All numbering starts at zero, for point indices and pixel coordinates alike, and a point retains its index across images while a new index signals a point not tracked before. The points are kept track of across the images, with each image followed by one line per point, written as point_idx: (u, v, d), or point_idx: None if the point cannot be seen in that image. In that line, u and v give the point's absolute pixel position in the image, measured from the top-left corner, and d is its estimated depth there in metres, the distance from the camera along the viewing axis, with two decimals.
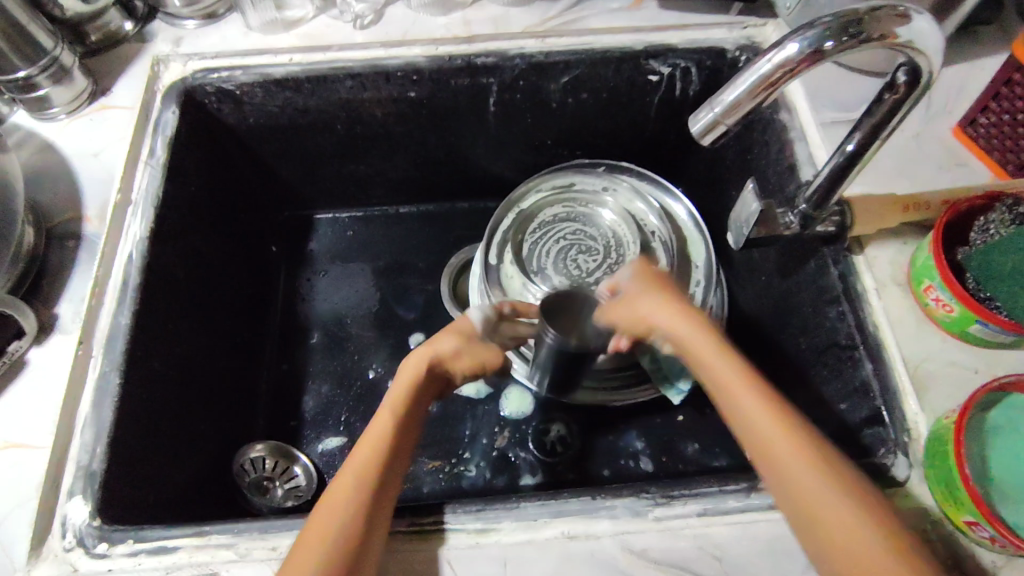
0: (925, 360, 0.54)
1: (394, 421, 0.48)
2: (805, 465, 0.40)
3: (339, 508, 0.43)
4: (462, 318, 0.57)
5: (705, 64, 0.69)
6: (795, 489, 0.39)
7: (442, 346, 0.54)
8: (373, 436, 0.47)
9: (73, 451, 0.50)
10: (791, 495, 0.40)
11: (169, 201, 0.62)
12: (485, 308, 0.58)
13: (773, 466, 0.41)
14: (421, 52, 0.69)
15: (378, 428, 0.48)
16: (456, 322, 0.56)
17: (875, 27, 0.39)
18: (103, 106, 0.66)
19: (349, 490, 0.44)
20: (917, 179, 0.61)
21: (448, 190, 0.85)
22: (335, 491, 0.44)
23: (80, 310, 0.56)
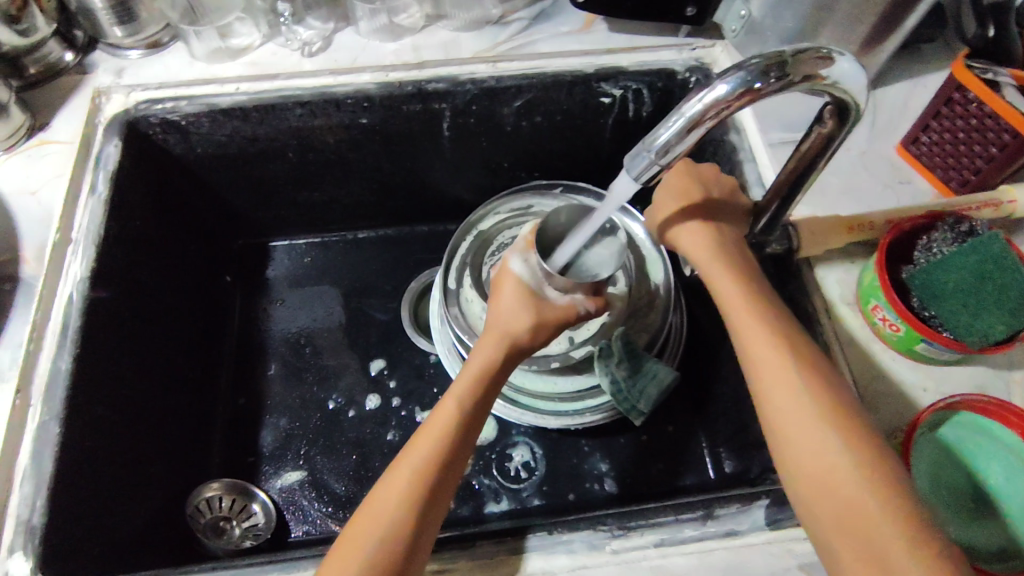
0: (875, 379, 0.54)
1: (466, 398, 0.51)
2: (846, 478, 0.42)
3: (393, 511, 0.45)
4: (511, 280, 0.55)
5: (656, 86, 0.69)
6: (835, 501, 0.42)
7: (507, 317, 0.55)
8: (442, 411, 0.50)
9: (11, 506, 0.48)
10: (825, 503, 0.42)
11: (113, 237, 0.61)
12: (529, 268, 0.56)
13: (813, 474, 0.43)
14: (371, 79, 0.68)
15: (452, 401, 0.50)
16: (505, 289, 0.56)
17: (800, 70, 0.40)
18: (42, 141, 0.64)
19: (415, 464, 0.47)
20: (863, 198, 0.62)
21: (407, 214, 0.84)
22: (406, 462, 0.47)
23: (17, 357, 0.54)
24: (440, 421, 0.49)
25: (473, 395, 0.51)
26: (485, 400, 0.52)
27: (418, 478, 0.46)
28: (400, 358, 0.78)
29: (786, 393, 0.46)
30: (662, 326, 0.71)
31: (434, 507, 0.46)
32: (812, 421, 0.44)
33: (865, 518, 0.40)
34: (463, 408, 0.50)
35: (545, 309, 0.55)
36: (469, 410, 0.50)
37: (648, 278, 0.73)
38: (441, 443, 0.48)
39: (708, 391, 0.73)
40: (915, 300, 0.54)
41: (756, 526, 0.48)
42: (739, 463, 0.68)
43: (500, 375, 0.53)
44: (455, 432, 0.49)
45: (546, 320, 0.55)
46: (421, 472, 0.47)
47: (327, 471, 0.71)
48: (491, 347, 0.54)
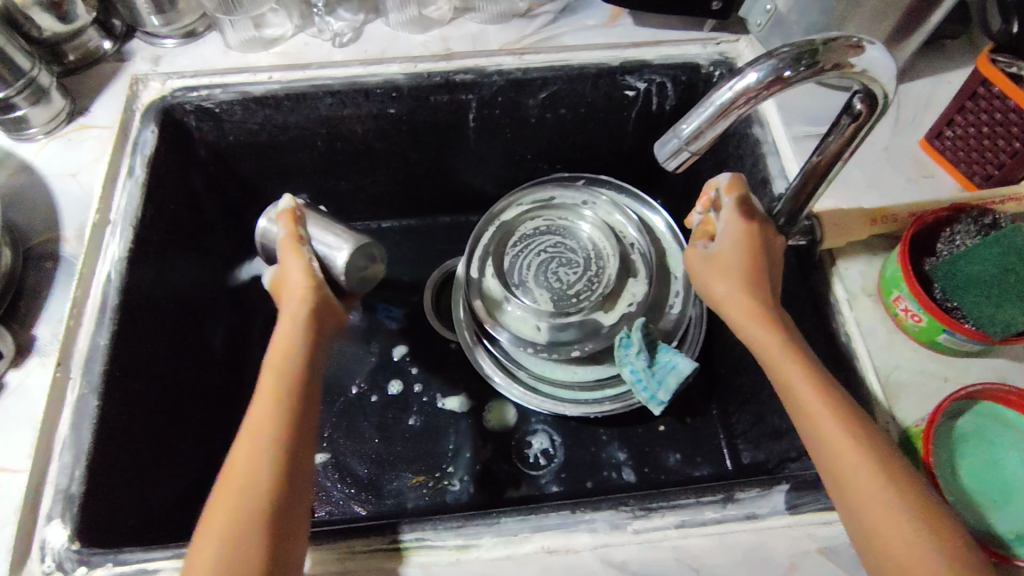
0: (896, 369, 0.55)
1: (284, 389, 0.49)
2: (880, 491, 0.42)
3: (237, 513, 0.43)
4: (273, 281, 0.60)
5: (680, 80, 0.70)
6: (867, 513, 0.42)
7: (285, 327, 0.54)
8: (258, 412, 0.48)
9: (51, 474, 0.50)
10: (858, 516, 0.43)
11: (148, 219, 0.62)
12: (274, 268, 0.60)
13: (847, 486, 0.43)
14: (400, 70, 0.69)
15: (265, 393, 0.49)
16: (279, 292, 0.59)
17: (830, 58, 0.41)
18: (82, 126, 0.66)
19: (248, 465, 0.45)
20: (886, 191, 0.62)
21: (430, 205, 0.86)
22: (238, 457, 0.46)
23: (58, 332, 0.56)
24: (265, 415, 0.48)
25: (280, 388, 0.49)
26: (302, 390, 0.50)
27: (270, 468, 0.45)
28: (421, 345, 0.80)
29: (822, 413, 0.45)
30: (679, 318, 0.72)
31: (289, 491, 0.45)
32: (836, 431, 0.44)
33: (906, 539, 0.40)
34: (279, 396, 0.49)
35: (287, 295, 0.57)
36: (274, 403, 0.48)
37: (668, 269, 0.75)
38: (266, 433, 0.47)
39: (726, 383, 0.73)
40: (938, 291, 0.55)
41: (777, 509, 0.49)
42: (757, 454, 0.68)
43: (293, 345, 0.52)
44: (271, 425, 0.47)
45: (300, 294, 0.56)
46: (251, 461, 0.45)
47: (349, 454, 0.72)
48: (293, 336, 0.53)
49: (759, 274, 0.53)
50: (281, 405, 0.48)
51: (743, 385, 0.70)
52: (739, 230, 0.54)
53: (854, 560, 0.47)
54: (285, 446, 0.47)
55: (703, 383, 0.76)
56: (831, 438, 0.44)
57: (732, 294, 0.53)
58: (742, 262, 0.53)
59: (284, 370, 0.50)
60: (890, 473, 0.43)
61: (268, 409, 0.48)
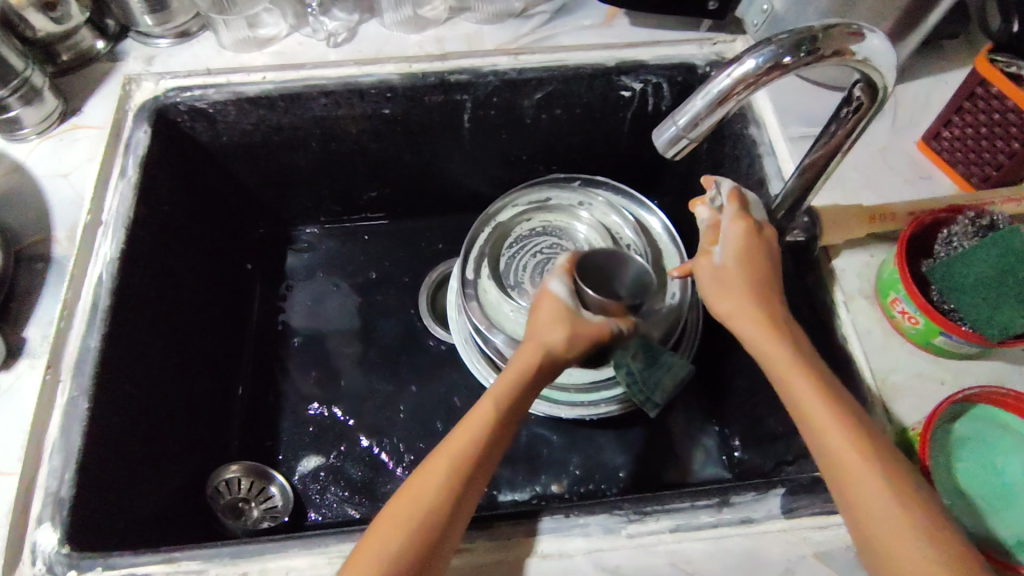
0: (892, 371, 0.55)
1: (450, 486, 0.45)
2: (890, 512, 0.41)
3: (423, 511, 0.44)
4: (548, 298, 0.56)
5: (676, 80, 0.70)
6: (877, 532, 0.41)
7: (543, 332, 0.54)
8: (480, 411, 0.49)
9: (41, 478, 0.50)
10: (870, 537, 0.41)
11: (141, 220, 0.62)
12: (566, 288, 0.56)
13: (858, 505, 0.42)
14: (395, 70, 0.69)
15: (427, 479, 0.46)
16: (541, 307, 0.55)
17: (829, 45, 0.41)
18: (75, 126, 0.66)
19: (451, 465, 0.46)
20: (883, 192, 0.62)
21: (426, 205, 0.85)
22: (375, 543, 0.43)
23: (48, 334, 0.55)
24: (418, 508, 0.44)
25: (449, 486, 0.45)
26: (467, 493, 0.46)
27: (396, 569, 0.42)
28: (416, 346, 0.79)
29: (817, 411, 0.45)
30: (677, 321, 0.71)
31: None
32: (843, 446, 0.43)
33: (907, 541, 0.40)
34: (444, 492, 0.45)
35: (583, 325, 0.55)
36: (432, 497, 0.45)
37: (665, 270, 0.74)
38: (417, 531, 0.43)
39: (722, 385, 0.73)
40: (934, 294, 0.54)
41: (772, 513, 0.49)
42: (753, 456, 0.68)
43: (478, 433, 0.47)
44: (421, 523, 0.44)
45: (583, 339, 0.54)
46: (435, 473, 0.46)
47: (343, 456, 0.72)
48: (483, 421, 0.48)
49: (759, 283, 0.52)
50: (441, 507, 0.44)
51: (739, 387, 0.69)
52: (735, 238, 0.54)
53: (848, 564, 0.47)
54: (429, 552, 0.43)
55: (699, 385, 0.76)
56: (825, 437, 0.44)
57: (739, 305, 0.51)
58: (740, 270, 0.53)
59: (456, 462, 0.46)
60: (887, 471, 0.42)
61: (422, 499, 0.45)
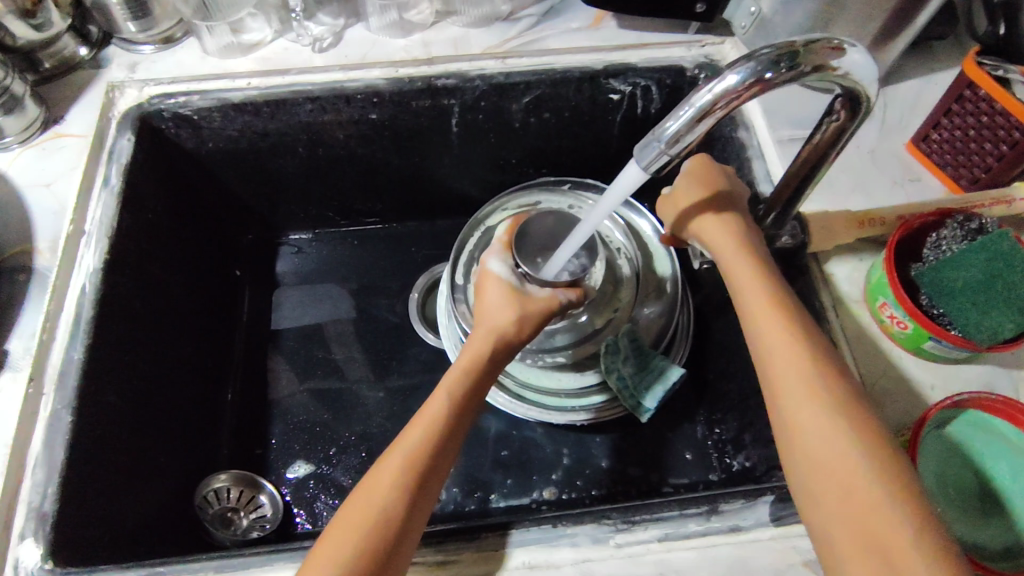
0: (882, 376, 0.54)
1: (403, 480, 0.45)
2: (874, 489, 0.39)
3: (377, 510, 0.44)
4: (494, 279, 0.60)
5: (665, 82, 0.70)
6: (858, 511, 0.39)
7: (494, 312, 0.57)
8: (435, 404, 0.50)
9: (24, 492, 0.49)
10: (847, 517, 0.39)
11: (125, 229, 0.61)
12: (507, 268, 0.61)
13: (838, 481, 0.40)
14: (381, 75, 0.68)
15: (387, 467, 0.46)
16: (489, 288, 0.59)
17: (810, 60, 0.40)
18: (57, 135, 0.65)
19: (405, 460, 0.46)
20: (872, 194, 0.62)
21: (415, 209, 0.85)
22: (335, 534, 0.43)
23: (31, 346, 0.55)
24: (377, 497, 0.44)
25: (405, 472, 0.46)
26: (424, 481, 0.46)
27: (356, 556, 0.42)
28: (407, 352, 0.79)
29: (809, 404, 0.43)
30: (668, 324, 0.72)
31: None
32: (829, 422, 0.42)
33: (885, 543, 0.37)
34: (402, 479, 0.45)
35: (525, 304, 0.58)
36: (391, 484, 0.45)
37: (655, 274, 0.74)
38: (376, 517, 0.43)
39: (713, 388, 0.73)
40: (923, 298, 0.54)
41: (761, 521, 0.48)
42: (745, 460, 0.67)
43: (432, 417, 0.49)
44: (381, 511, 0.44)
45: (528, 315, 0.58)
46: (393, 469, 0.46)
47: (333, 464, 0.71)
48: (439, 412, 0.49)
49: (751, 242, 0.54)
50: (400, 497, 0.45)
51: (731, 391, 0.69)
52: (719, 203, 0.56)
53: None
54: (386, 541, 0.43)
55: (691, 389, 0.75)
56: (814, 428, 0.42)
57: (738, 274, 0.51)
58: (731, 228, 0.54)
59: (415, 451, 0.47)
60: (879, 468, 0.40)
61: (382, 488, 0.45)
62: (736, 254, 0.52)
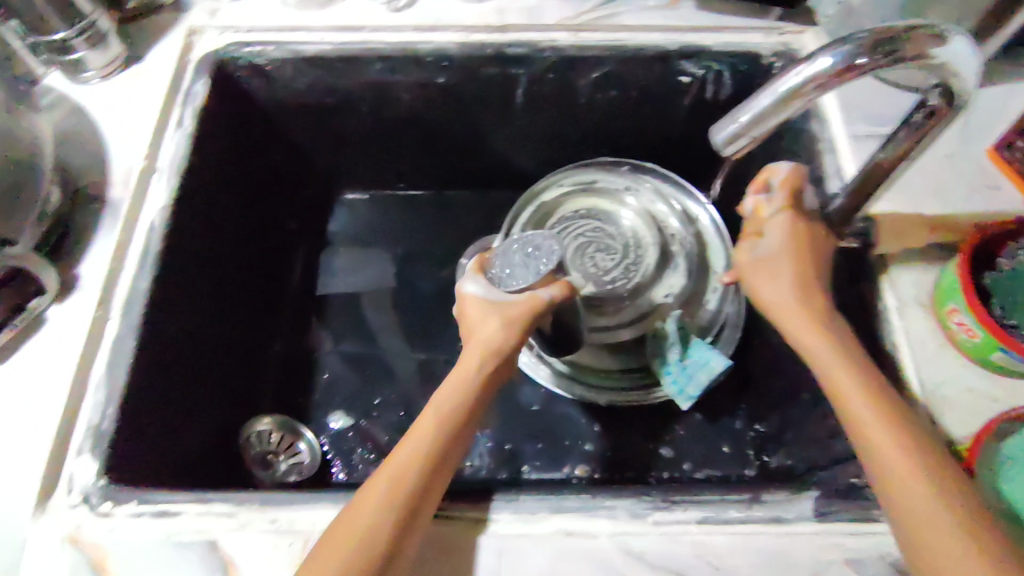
0: (942, 383, 0.53)
1: (413, 465, 0.45)
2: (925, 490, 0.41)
3: (389, 495, 0.44)
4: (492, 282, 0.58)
5: (739, 69, 0.68)
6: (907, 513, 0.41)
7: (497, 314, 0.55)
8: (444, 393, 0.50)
9: (84, 411, 0.51)
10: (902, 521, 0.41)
11: (196, 170, 0.63)
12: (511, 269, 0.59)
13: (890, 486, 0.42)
14: (453, 38, 0.69)
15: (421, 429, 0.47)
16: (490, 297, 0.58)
17: (909, 48, 0.38)
18: (136, 74, 0.67)
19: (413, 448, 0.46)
20: (946, 199, 0.59)
21: (471, 179, 0.85)
22: (371, 488, 0.44)
23: (99, 273, 0.56)
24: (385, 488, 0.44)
25: (440, 435, 0.47)
26: (456, 445, 0.48)
27: (392, 510, 0.43)
28: (451, 319, 0.80)
29: (866, 419, 0.44)
30: (716, 315, 0.71)
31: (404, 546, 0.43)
32: (882, 429, 0.43)
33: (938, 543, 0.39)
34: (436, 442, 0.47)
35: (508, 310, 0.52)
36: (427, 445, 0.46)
37: (708, 265, 0.73)
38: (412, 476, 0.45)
39: (757, 384, 0.72)
40: (996, 308, 0.52)
41: (804, 515, 0.48)
42: (785, 459, 0.66)
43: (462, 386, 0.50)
44: (415, 471, 0.45)
45: (512, 320, 0.52)
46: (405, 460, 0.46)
47: (371, 420, 0.73)
48: (448, 401, 0.49)
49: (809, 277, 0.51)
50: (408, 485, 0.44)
51: (777, 387, 0.68)
52: (786, 225, 0.53)
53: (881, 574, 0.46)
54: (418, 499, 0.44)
55: (733, 383, 0.74)
56: (874, 441, 0.43)
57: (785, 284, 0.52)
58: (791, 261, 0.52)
59: (447, 416, 0.48)
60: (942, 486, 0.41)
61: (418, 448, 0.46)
62: (794, 288, 0.51)
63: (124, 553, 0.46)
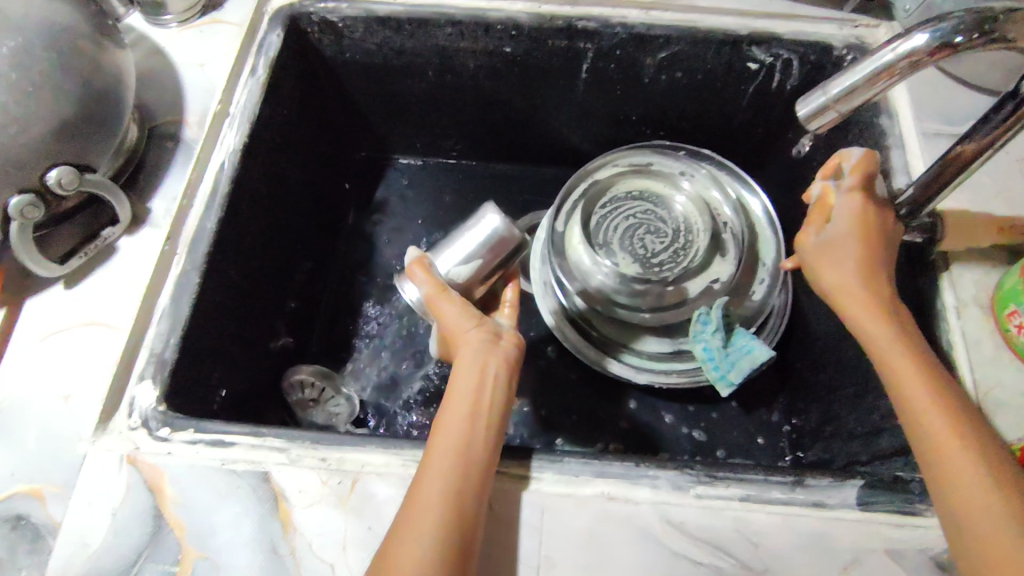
0: (999, 386, 0.52)
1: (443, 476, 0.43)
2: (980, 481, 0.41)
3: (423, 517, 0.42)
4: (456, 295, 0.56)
5: (808, 58, 0.67)
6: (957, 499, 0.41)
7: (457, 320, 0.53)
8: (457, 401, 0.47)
9: (148, 338, 0.53)
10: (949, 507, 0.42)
11: (264, 118, 0.64)
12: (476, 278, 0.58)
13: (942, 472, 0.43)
14: (523, 8, 0.69)
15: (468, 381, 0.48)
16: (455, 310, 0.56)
17: (1011, 28, 0.38)
18: (214, 21, 0.68)
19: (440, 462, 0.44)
20: (1016, 203, 0.58)
21: (524, 153, 0.86)
22: (440, 438, 0.45)
23: (171, 208, 0.58)
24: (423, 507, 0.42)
25: (480, 404, 0.47)
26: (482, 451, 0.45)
27: (462, 457, 0.44)
28: None
29: (925, 406, 0.45)
30: (761, 305, 0.71)
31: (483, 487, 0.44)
32: (941, 420, 0.44)
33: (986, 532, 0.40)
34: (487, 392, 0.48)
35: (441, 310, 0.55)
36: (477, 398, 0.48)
37: (758, 255, 0.73)
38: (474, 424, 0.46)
39: (799, 378, 0.71)
40: None
41: (847, 503, 0.48)
42: (822, 454, 0.66)
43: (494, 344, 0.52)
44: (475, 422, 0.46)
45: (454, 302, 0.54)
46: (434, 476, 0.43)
47: (410, 380, 0.74)
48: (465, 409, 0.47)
49: (874, 263, 0.52)
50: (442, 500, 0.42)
51: (819, 382, 0.68)
52: (853, 212, 0.54)
53: (922, 567, 0.45)
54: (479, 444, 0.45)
55: (773, 375, 0.74)
56: (931, 429, 0.44)
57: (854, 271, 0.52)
58: (855, 249, 0.53)
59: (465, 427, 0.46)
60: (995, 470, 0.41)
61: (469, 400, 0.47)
62: (855, 274, 0.52)
63: (179, 475, 0.48)
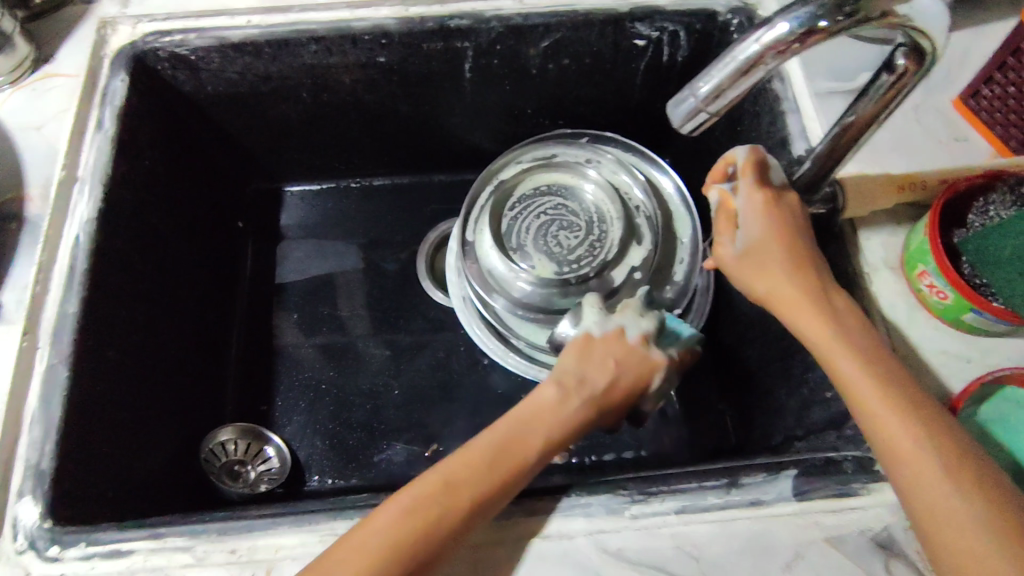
0: (917, 347, 0.51)
1: (389, 543, 0.40)
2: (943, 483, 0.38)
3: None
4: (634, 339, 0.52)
5: (694, 27, 0.65)
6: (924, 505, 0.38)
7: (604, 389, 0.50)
8: (494, 456, 0.44)
9: (21, 449, 0.48)
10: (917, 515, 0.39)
11: (120, 176, 0.58)
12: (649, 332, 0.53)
13: (906, 478, 0.39)
14: (390, 13, 0.64)
15: (513, 449, 0.45)
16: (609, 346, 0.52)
17: (874, 6, 0.36)
18: (47, 75, 0.62)
19: (397, 525, 0.41)
20: (915, 155, 0.57)
21: (424, 161, 0.81)
22: (446, 478, 0.43)
23: (22, 299, 0.52)
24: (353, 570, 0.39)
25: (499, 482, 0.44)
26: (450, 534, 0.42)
27: (421, 520, 0.41)
28: (415, 310, 0.77)
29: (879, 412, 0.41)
30: (686, 286, 0.68)
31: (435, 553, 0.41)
32: (893, 422, 0.40)
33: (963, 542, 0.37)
34: (514, 469, 0.44)
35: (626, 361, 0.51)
36: (511, 455, 0.45)
37: (675, 233, 0.69)
38: (473, 492, 0.43)
39: (733, 355, 0.70)
40: (965, 267, 0.51)
41: (782, 496, 0.46)
42: (763, 430, 0.65)
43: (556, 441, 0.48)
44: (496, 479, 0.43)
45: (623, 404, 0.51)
46: (376, 534, 0.40)
47: (338, 423, 0.70)
48: (481, 481, 0.43)
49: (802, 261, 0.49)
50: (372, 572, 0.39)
51: (752, 357, 0.67)
52: (760, 217, 0.50)
53: (862, 550, 0.45)
54: (485, 506, 0.43)
55: (707, 354, 0.73)
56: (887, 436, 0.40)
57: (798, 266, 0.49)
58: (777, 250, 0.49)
59: (457, 498, 0.42)
60: (931, 435, 0.40)
61: (510, 459, 0.45)
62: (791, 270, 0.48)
63: None
